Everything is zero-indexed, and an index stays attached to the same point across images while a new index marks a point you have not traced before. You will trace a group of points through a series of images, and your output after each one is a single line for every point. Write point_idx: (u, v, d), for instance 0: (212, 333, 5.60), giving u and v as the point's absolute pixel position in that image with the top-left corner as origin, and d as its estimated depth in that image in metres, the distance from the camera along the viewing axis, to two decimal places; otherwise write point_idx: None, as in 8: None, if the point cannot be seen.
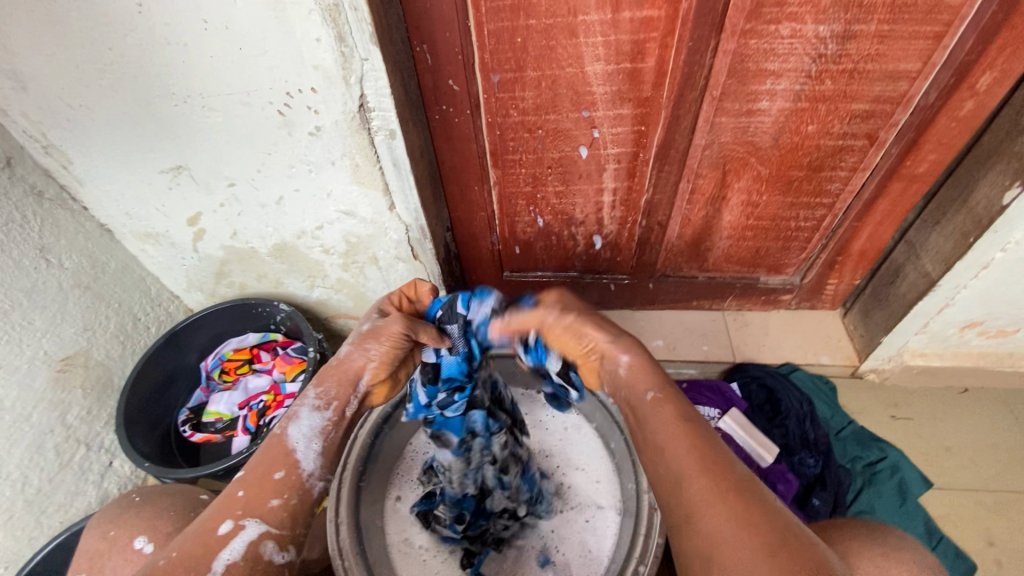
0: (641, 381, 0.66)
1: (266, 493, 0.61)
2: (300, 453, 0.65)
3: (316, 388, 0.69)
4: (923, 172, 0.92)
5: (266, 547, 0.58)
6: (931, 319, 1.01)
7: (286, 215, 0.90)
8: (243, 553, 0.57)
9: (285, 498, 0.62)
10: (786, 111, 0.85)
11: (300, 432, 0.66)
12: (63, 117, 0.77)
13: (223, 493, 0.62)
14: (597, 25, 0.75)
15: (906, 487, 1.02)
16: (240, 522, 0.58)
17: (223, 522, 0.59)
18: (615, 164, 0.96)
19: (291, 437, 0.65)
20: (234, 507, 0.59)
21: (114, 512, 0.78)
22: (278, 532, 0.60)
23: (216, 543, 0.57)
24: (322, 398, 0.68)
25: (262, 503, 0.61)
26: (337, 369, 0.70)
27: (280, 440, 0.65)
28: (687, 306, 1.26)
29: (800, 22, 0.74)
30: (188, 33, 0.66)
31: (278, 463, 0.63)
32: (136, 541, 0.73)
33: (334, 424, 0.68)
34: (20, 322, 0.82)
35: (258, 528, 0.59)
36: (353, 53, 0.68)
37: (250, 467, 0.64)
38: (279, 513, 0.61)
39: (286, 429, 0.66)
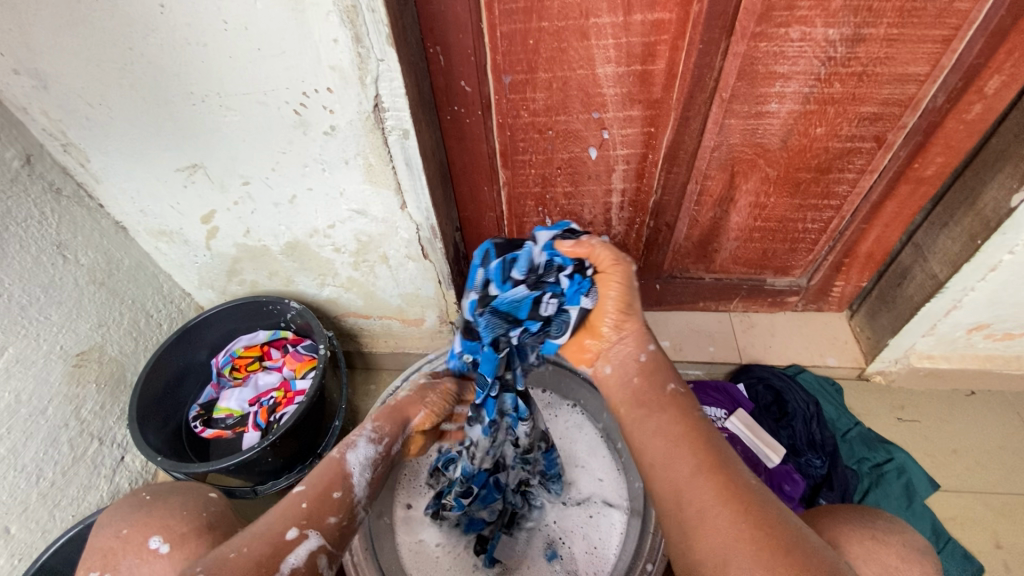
0: (658, 373, 0.68)
1: (325, 509, 0.63)
2: (355, 478, 0.68)
3: (372, 422, 0.77)
4: (931, 175, 0.93)
5: (321, 561, 0.59)
6: (939, 321, 1.01)
7: (299, 213, 0.92)
8: (306, 561, 0.57)
9: (340, 518, 0.64)
10: (795, 113, 0.86)
11: (356, 459, 0.70)
12: (82, 115, 0.79)
13: (284, 500, 0.62)
14: (608, 28, 0.76)
15: (913, 489, 1.02)
16: (304, 531, 0.59)
17: (288, 528, 0.58)
18: (625, 165, 0.97)
19: (348, 462, 0.69)
20: (297, 517, 0.60)
21: (126, 509, 0.67)
22: (330, 548, 0.61)
23: (280, 546, 0.57)
24: (377, 432, 0.76)
25: (320, 517, 0.62)
26: (391, 411, 0.79)
27: (337, 461, 0.69)
28: (694, 307, 1.26)
29: (809, 26, 0.75)
30: (208, 33, 0.67)
31: (336, 483, 0.66)
32: (150, 540, 0.63)
33: (382, 457, 0.74)
34: (37, 317, 0.83)
35: (319, 540, 0.60)
36: (370, 54, 0.69)
37: (308, 482, 0.66)
38: (332, 531, 0.62)
39: (344, 454, 0.70)
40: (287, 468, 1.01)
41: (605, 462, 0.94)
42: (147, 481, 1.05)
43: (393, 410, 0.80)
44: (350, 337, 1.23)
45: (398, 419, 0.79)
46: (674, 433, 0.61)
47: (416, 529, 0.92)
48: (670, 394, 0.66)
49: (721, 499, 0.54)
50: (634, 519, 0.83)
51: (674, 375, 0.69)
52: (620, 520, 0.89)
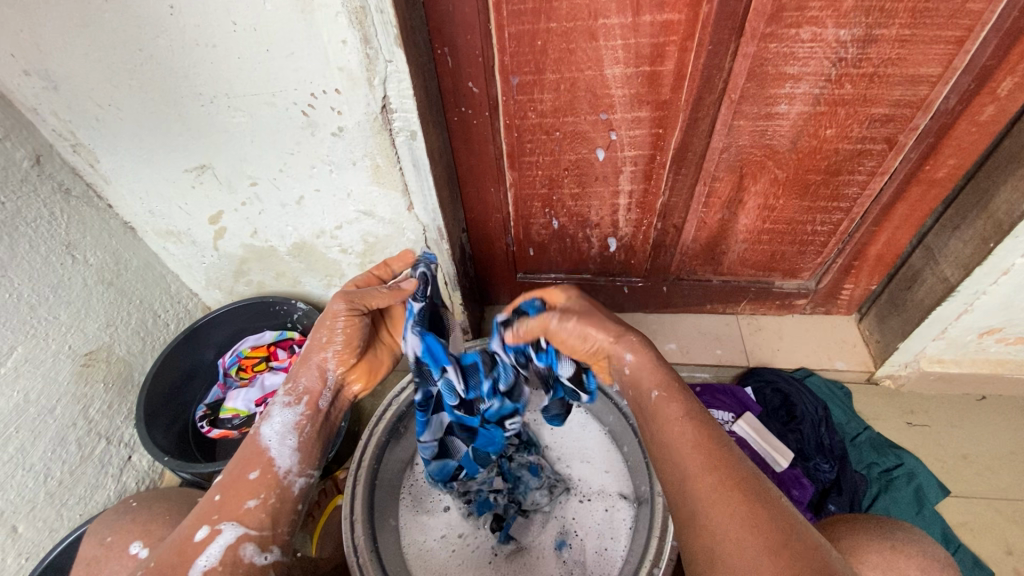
0: (643, 380, 0.67)
1: (242, 495, 0.63)
2: (275, 451, 0.66)
3: (285, 385, 0.72)
4: (943, 177, 0.92)
5: (245, 549, 0.60)
6: (949, 325, 1.00)
7: (307, 214, 0.92)
8: (219, 558, 0.58)
9: (261, 498, 0.63)
10: (805, 114, 0.85)
11: (271, 430, 0.67)
12: (91, 117, 0.79)
13: (201, 499, 0.64)
14: (617, 28, 0.76)
15: (924, 494, 1.01)
16: (217, 527, 0.60)
17: (197, 530, 0.60)
18: (632, 166, 0.96)
19: (263, 435, 0.67)
20: (209, 515, 0.61)
21: (112, 518, 0.78)
22: (256, 533, 0.61)
23: (192, 550, 0.59)
24: (291, 394, 0.71)
25: (238, 506, 0.62)
26: (309, 368, 0.73)
27: (252, 440, 0.67)
28: (701, 310, 1.26)
29: (820, 26, 0.74)
30: (217, 34, 0.67)
31: (253, 463, 0.65)
32: (131, 547, 0.74)
33: (310, 417, 0.71)
34: (46, 316, 0.83)
35: (235, 531, 0.60)
36: (378, 55, 0.69)
37: (226, 472, 0.66)
38: (257, 514, 0.62)
39: (259, 429, 0.67)
40: None
41: (611, 456, 0.95)
42: (154, 481, 1.05)
43: (305, 363, 0.73)
44: None
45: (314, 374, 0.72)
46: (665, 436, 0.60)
47: (423, 526, 0.92)
48: (655, 401, 0.64)
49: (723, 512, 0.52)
50: (643, 510, 0.83)
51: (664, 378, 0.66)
52: (627, 515, 0.89)
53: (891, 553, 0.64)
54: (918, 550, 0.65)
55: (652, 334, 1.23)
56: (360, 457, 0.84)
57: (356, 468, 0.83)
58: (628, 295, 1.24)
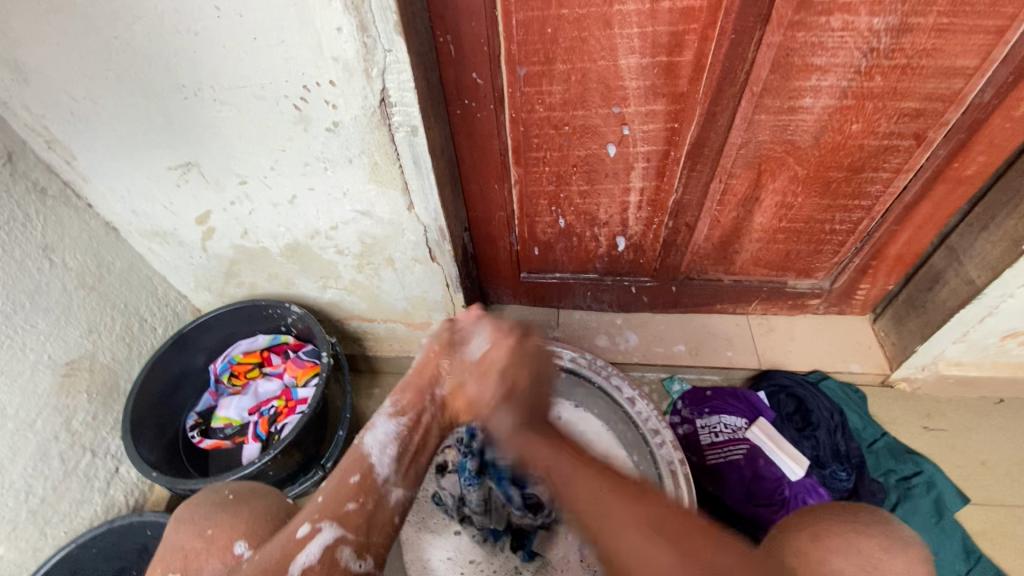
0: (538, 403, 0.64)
1: (342, 495, 0.57)
2: (376, 458, 0.60)
3: (392, 398, 0.67)
4: (971, 174, 0.87)
5: (342, 553, 0.53)
6: (972, 328, 0.96)
7: (300, 213, 0.86)
8: (320, 558, 0.51)
9: (360, 502, 0.56)
10: (831, 108, 0.80)
11: (375, 438, 0.62)
12: (65, 110, 0.73)
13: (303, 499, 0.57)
14: (633, 15, 0.71)
15: (943, 503, 0.98)
16: (317, 525, 0.53)
17: (299, 525, 0.53)
18: (644, 163, 0.91)
19: (365, 443, 0.61)
20: (310, 510, 0.54)
21: (207, 508, 0.60)
22: (353, 537, 0.54)
23: (293, 546, 0.52)
24: (397, 406, 0.66)
25: (337, 507, 0.56)
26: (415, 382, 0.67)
27: (355, 447, 0.61)
28: (711, 310, 1.21)
29: (853, 14, 0.69)
30: (198, 21, 0.62)
31: (353, 466, 0.59)
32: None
33: (412, 428, 0.64)
34: (23, 325, 0.78)
35: (334, 532, 0.53)
36: (376, 44, 0.63)
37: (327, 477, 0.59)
38: (355, 518, 0.55)
39: (364, 437, 0.62)
40: (292, 478, 0.96)
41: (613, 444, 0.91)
42: (143, 493, 1.00)
43: (418, 374, 0.67)
44: (353, 341, 1.18)
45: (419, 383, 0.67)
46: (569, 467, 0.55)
47: (426, 545, 0.89)
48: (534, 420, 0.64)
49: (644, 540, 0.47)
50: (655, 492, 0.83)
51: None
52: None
53: None
54: None
55: (660, 335, 1.19)
56: None
57: None
58: (636, 295, 1.19)
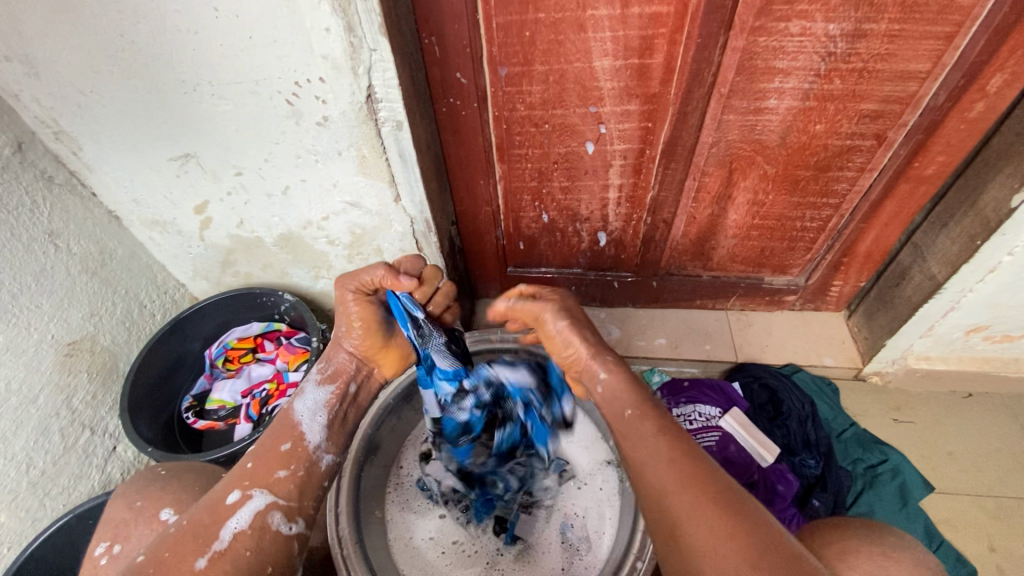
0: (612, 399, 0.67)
1: (273, 464, 0.67)
2: (306, 426, 0.72)
3: (319, 366, 0.79)
4: (931, 174, 0.92)
5: (273, 517, 0.63)
6: (936, 323, 1.00)
7: (293, 204, 0.91)
8: (250, 522, 0.62)
9: (291, 469, 0.68)
10: (794, 109, 0.85)
11: (305, 406, 0.74)
12: (73, 103, 0.78)
13: (233, 468, 0.67)
14: (605, 20, 0.75)
15: (907, 490, 1.01)
16: (248, 493, 0.64)
17: (229, 493, 0.63)
18: (621, 160, 0.96)
19: (297, 410, 0.73)
20: (240, 480, 0.65)
21: (140, 483, 0.75)
22: (284, 503, 0.65)
23: (223, 511, 0.62)
24: (323, 375, 0.78)
25: (269, 475, 0.66)
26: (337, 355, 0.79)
27: (287, 414, 0.73)
28: (691, 305, 1.25)
29: (810, 20, 0.74)
30: (199, 21, 0.66)
31: (285, 435, 0.70)
32: (161, 513, 0.70)
33: (338, 397, 0.77)
34: (29, 305, 0.83)
35: (266, 498, 0.64)
36: (362, 44, 0.68)
37: (260, 442, 0.70)
38: (286, 484, 0.67)
39: (293, 403, 0.74)
40: None
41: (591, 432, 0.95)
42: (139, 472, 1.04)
43: (337, 348, 0.80)
44: None
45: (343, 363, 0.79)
46: (671, 484, 0.55)
47: (410, 524, 0.91)
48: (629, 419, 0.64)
49: (725, 534, 0.50)
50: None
51: (635, 397, 0.66)
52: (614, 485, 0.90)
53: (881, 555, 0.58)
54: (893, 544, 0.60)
55: (642, 329, 1.23)
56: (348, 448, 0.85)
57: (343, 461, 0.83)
58: (619, 290, 1.24)
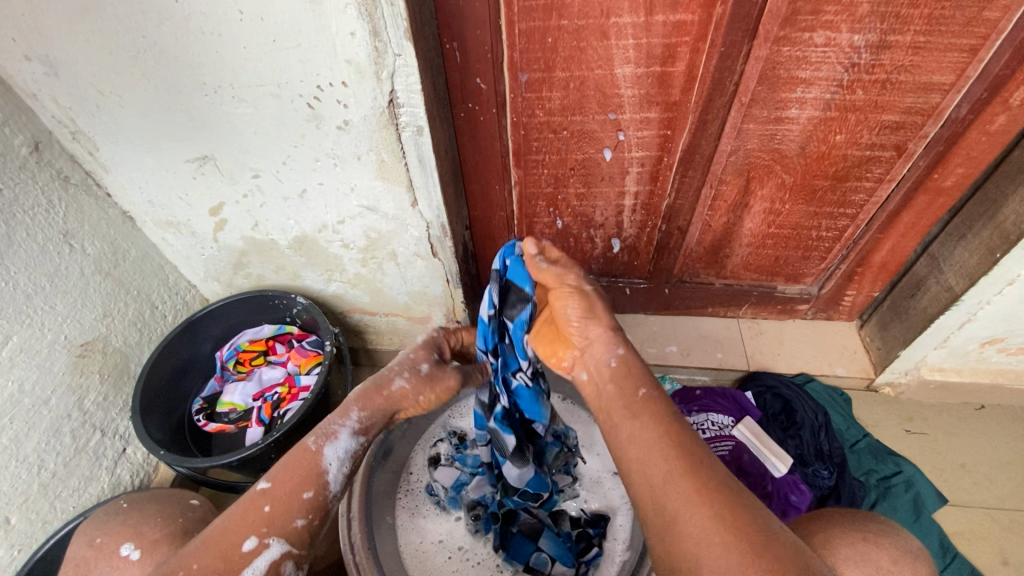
0: (624, 378, 0.62)
1: (291, 512, 0.59)
2: (331, 476, 0.63)
3: (359, 412, 0.68)
4: (950, 186, 0.92)
5: (285, 567, 0.57)
6: (952, 334, 1.00)
7: (309, 207, 0.90)
8: (264, 574, 0.55)
9: (308, 519, 0.60)
10: (815, 119, 0.85)
11: (335, 453, 0.64)
12: (92, 103, 0.78)
13: (246, 502, 0.59)
14: (629, 27, 0.75)
15: (921, 502, 1.01)
16: (264, 541, 0.56)
17: (246, 538, 0.56)
18: (639, 167, 0.95)
19: (327, 459, 0.63)
20: (258, 524, 0.57)
21: (102, 518, 0.72)
22: (298, 552, 0.58)
23: (237, 559, 0.55)
24: (361, 424, 0.67)
25: (286, 522, 0.58)
26: (381, 399, 0.69)
27: (311, 456, 0.63)
28: (702, 312, 1.25)
29: (834, 31, 0.73)
30: (223, 23, 0.66)
31: (308, 482, 0.61)
32: (121, 549, 0.68)
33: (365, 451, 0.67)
34: (42, 305, 0.82)
35: (282, 547, 0.57)
36: (387, 48, 0.68)
37: (276, 480, 0.60)
38: (301, 534, 0.59)
39: (323, 448, 0.63)
40: None
41: (601, 438, 0.94)
42: (148, 474, 1.03)
43: (384, 395, 0.69)
44: (354, 333, 1.22)
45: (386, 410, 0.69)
46: (672, 469, 0.51)
47: (421, 528, 0.88)
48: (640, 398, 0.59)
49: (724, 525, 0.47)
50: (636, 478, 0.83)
51: None
52: (622, 493, 0.89)
53: (863, 542, 0.59)
54: (891, 541, 0.60)
55: (653, 336, 1.23)
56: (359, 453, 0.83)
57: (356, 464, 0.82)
58: (630, 297, 1.23)
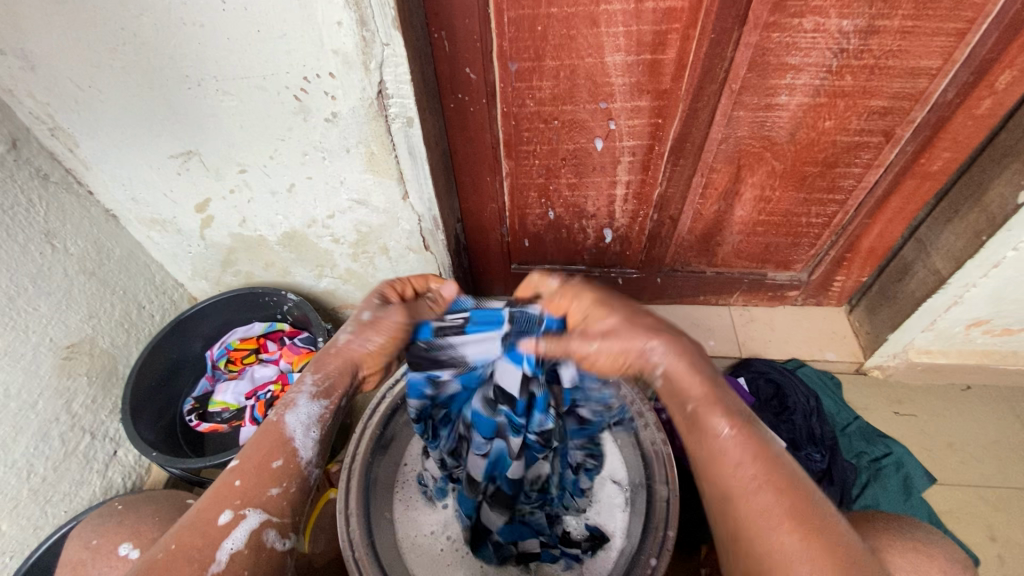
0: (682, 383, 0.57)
1: (264, 481, 0.59)
2: (299, 441, 0.62)
3: (315, 374, 0.67)
4: (937, 170, 0.93)
5: (266, 535, 0.56)
6: (939, 317, 1.01)
7: (297, 202, 0.89)
8: (246, 542, 0.55)
9: (284, 486, 0.59)
10: (805, 105, 0.85)
11: (297, 419, 0.63)
12: (70, 99, 0.75)
13: (217, 480, 0.59)
14: (619, 15, 0.74)
15: (911, 482, 1.03)
16: (240, 512, 0.56)
17: (220, 513, 0.56)
18: (630, 156, 0.95)
19: (287, 424, 0.63)
20: (230, 497, 0.57)
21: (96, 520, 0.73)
22: (278, 520, 0.58)
23: (216, 533, 0.55)
24: (319, 387, 0.66)
25: (261, 492, 0.58)
26: (336, 360, 0.68)
27: (276, 426, 0.63)
28: (694, 301, 1.26)
29: (823, 16, 0.73)
30: (205, 12, 0.64)
31: (277, 451, 0.61)
32: (119, 547, 0.68)
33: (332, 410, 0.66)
34: (24, 308, 0.80)
35: (260, 516, 0.57)
36: (374, 38, 0.66)
37: (243, 455, 0.61)
38: (279, 502, 0.59)
39: (283, 416, 0.63)
40: None
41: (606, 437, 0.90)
42: (140, 477, 1.02)
43: (339, 353, 0.68)
44: None
45: (346, 368, 0.68)
46: (741, 487, 0.50)
47: (417, 521, 0.87)
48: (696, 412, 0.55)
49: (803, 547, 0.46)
50: (650, 483, 0.80)
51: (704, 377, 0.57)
52: (622, 500, 0.86)
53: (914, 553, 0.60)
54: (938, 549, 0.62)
55: None
56: (354, 450, 0.81)
57: (351, 462, 0.80)
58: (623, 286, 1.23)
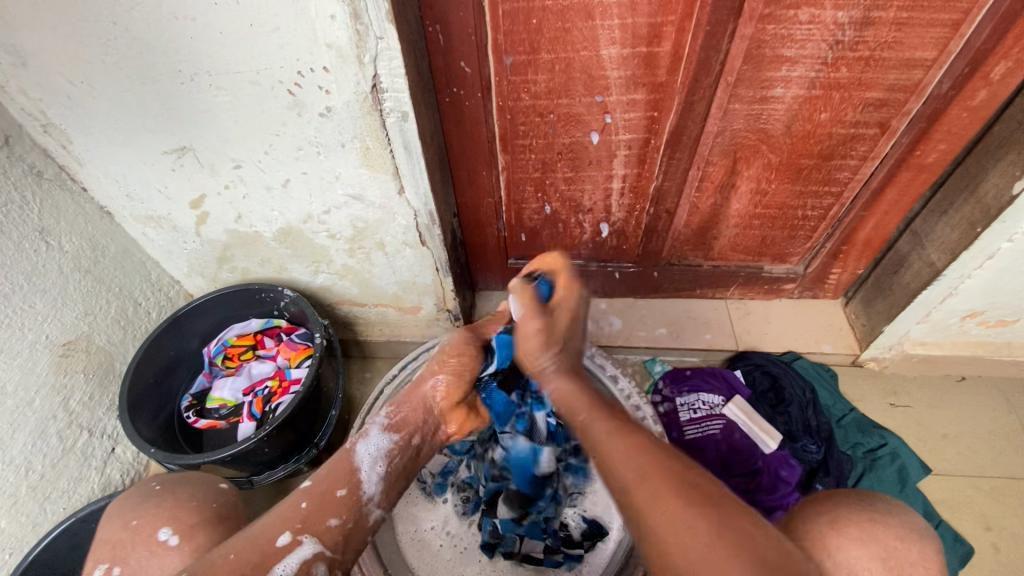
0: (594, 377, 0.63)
1: (326, 510, 0.60)
2: (364, 473, 0.65)
3: (389, 411, 0.74)
4: (932, 162, 0.93)
5: (317, 568, 0.56)
6: (933, 309, 1.02)
7: (292, 198, 0.89)
8: (297, 569, 0.54)
9: (342, 519, 0.61)
10: (800, 98, 0.85)
11: (368, 450, 0.68)
12: (62, 94, 0.75)
13: (285, 502, 0.60)
14: (614, 7, 0.74)
15: (906, 472, 1.04)
16: (298, 537, 0.56)
17: (280, 533, 0.56)
18: (627, 150, 0.95)
19: (358, 454, 0.67)
20: (294, 520, 0.58)
21: None
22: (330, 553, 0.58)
23: (272, 553, 0.55)
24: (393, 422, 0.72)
25: (321, 522, 0.59)
26: (416, 398, 0.75)
27: (347, 454, 0.66)
28: (690, 295, 1.26)
29: (819, 8, 0.73)
30: (197, 7, 0.64)
31: (341, 480, 0.63)
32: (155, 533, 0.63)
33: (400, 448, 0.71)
34: (20, 305, 0.80)
35: (314, 546, 0.57)
36: (368, 31, 0.66)
37: (314, 481, 0.63)
38: (335, 534, 0.60)
39: (357, 445, 0.68)
40: (284, 457, 0.99)
41: None
42: (138, 473, 1.02)
43: (415, 393, 0.75)
44: (344, 325, 1.21)
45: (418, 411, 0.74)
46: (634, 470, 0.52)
47: (416, 517, 0.87)
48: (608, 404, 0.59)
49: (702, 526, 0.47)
50: None
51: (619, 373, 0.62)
52: None
53: None
54: None
55: (643, 319, 1.23)
56: None
57: None
58: (620, 280, 1.23)
